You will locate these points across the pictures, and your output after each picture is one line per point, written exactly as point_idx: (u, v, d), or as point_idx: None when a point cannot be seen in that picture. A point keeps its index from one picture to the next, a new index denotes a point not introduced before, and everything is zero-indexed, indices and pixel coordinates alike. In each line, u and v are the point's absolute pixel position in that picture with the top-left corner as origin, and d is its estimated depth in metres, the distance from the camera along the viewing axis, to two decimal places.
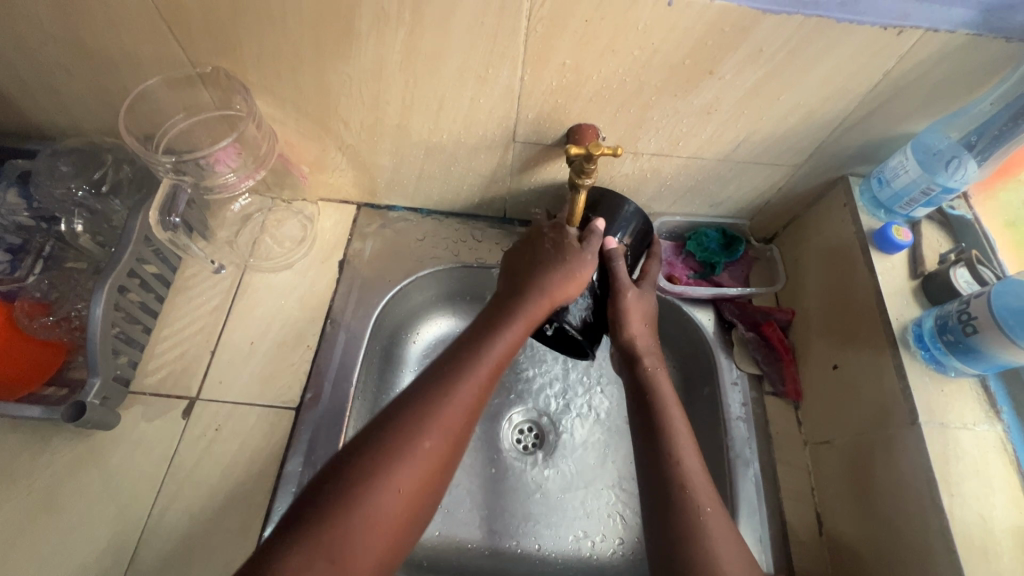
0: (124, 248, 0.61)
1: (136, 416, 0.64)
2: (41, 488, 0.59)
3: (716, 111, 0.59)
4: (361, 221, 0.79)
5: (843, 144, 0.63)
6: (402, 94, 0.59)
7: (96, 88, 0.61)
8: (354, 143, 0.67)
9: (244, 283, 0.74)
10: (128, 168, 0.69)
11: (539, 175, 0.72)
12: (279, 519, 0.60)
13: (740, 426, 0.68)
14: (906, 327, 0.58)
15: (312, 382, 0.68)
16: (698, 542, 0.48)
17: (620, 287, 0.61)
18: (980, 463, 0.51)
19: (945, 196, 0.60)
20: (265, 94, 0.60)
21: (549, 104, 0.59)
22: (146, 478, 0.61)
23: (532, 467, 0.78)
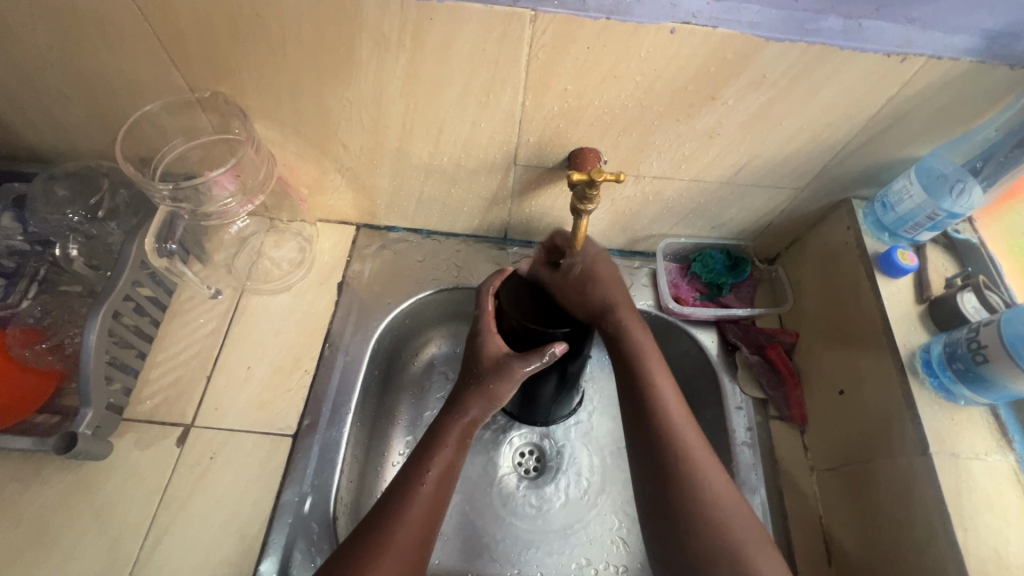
0: (119, 274, 0.60)
1: (130, 444, 0.62)
2: (30, 520, 0.58)
3: (719, 135, 0.58)
4: (360, 242, 0.79)
5: (846, 168, 0.62)
6: (402, 119, 0.59)
7: (93, 113, 0.60)
8: (353, 166, 0.67)
9: (242, 306, 0.73)
10: (125, 192, 0.68)
11: (540, 197, 0.71)
12: (275, 550, 0.58)
13: (745, 451, 0.67)
14: (914, 353, 0.57)
15: (309, 408, 0.67)
16: (714, 520, 0.50)
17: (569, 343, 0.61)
18: (993, 495, 0.50)
19: (950, 221, 0.59)
20: (263, 118, 0.60)
21: (551, 129, 0.59)
22: (139, 508, 0.59)
23: (532, 492, 0.76)
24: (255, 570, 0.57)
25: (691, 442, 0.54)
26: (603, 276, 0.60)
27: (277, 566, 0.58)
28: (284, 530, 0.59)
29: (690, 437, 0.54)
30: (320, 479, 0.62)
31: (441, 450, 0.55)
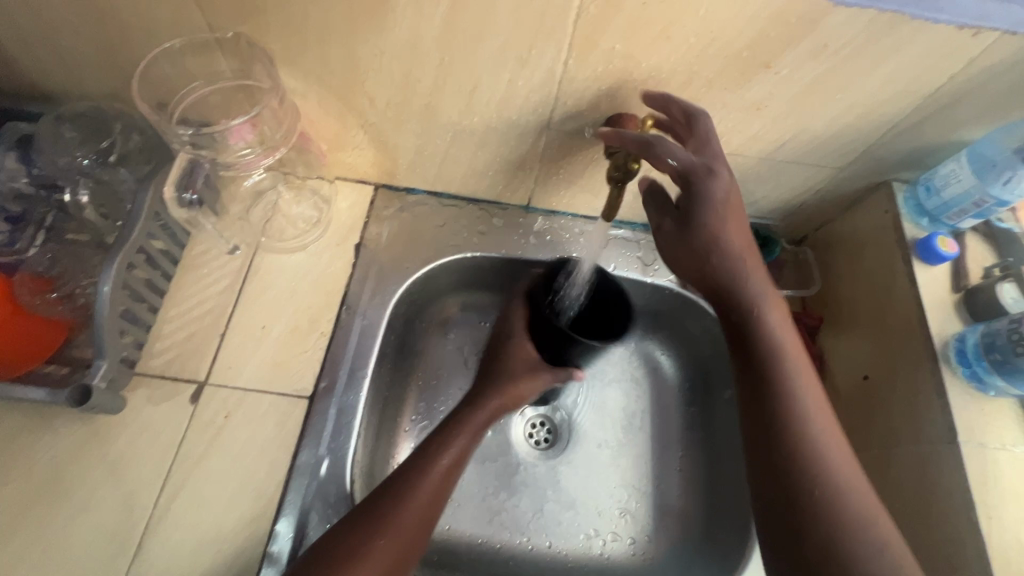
0: (133, 225, 0.58)
1: (142, 399, 0.61)
2: (41, 471, 0.57)
3: (767, 107, 0.56)
4: (379, 203, 0.76)
5: (892, 149, 0.60)
6: (435, 72, 0.56)
7: (104, 51, 0.56)
8: (378, 122, 0.64)
9: (256, 263, 0.70)
10: (138, 137, 0.65)
11: (569, 165, 0.68)
12: (292, 509, 0.58)
13: None
14: (947, 342, 0.56)
15: (326, 370, 0.65)
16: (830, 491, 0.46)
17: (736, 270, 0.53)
18: (1018, 486, 0.50)
19: (997, 209, 0.58)
20: (287, 65, 0.56)
21: (592, 92, 0.56)
22: (153, 464, 0.58)
23: (544, 462, 0.76)
24: (272, 529, 0.57)
25: (825, 430, 0.49)
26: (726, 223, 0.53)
27: (293, 527, 0.57)
28: (301, 491, 0.59)
29: (824, 424, 0.50)
30: (338, 442, 0.62)
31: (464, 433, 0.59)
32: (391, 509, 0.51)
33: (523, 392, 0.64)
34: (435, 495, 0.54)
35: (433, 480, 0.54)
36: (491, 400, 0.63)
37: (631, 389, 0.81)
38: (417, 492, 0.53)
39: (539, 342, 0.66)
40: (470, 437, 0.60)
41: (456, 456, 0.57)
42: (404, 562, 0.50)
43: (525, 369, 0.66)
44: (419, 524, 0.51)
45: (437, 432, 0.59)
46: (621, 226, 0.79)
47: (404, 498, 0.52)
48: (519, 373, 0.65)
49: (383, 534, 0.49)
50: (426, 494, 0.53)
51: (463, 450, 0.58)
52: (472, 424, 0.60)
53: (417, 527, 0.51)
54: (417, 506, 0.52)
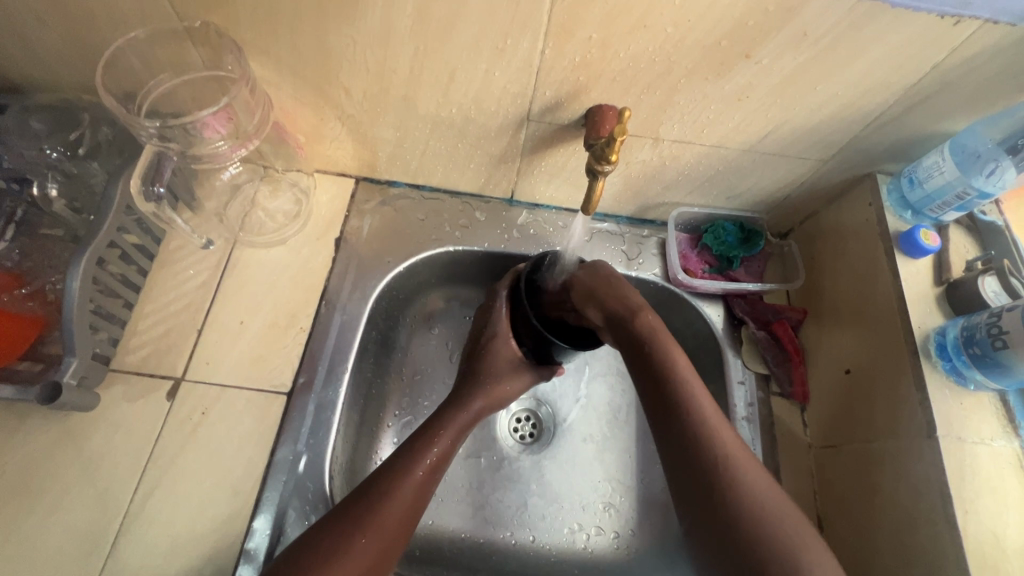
0: (103, 218, 0.56)
1: (117, 396, 0.60)
2: (13, 470, 0.56)
3: (747, 98, 0.55)
4: (359, 197, 0.75)
5: (875, 141, 0.59)
6: (410, 63, 0.55)
7: (70, 41, 0.55)
8: (355, 113, 0.63)
9: (234, 258, 0.69)
10: (108, 129, 0.64)
11: (551, 157, 0.67)
12: (270, 506, 0.57)
13: (744, 426, 0.66)
14: (928, 336, 0.56)
15: (305, 365, 0.65)
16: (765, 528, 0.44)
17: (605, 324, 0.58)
18: (995, 480, 0.50)
19: (980, 201, 0.57)
20: (259, 55, 0.55)
21: (570, 82, 0.55)
22: (128, 462, 0.58)
23: (528, 456, 0.76)
24: (249, 526, 0.56)
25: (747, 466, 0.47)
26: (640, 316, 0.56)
27: (270, 524, 0.57)
28: (279, 487, 0.58)
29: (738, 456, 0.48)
30: (316, 438, 0.61)
31: (447, 431, 0.59)
32: (372, 507, 0.50)
33: (506, 392, 0.64)
34: (417, 495, 0.53)
35: (417, 479, 0.54)
36: (475, 400, 0.62)
37: (616, 383, 0.81)
38: (399, 491, 0.52)
39: (521, 339, 0.65)
40: (453, 436, 0.59)
41: (440, 455, 0.57)
42: (383, 562, 0.49)
43: (512, 371, 0.65)
44: (399, 523, 0.51)
45: (423, 429, 0.59)
46: (606, 219, 0.78)
47: (385, 496, 0.51)
48: (504, 373, 0.64)
49: (366, 531, 0.49)
50: (410, 492, 0.52)
51: (447, 448, 0.58)
52: (455, 424, 0.60)
53: (398, 526, 0.51)
54: (399, 505, 0.51)
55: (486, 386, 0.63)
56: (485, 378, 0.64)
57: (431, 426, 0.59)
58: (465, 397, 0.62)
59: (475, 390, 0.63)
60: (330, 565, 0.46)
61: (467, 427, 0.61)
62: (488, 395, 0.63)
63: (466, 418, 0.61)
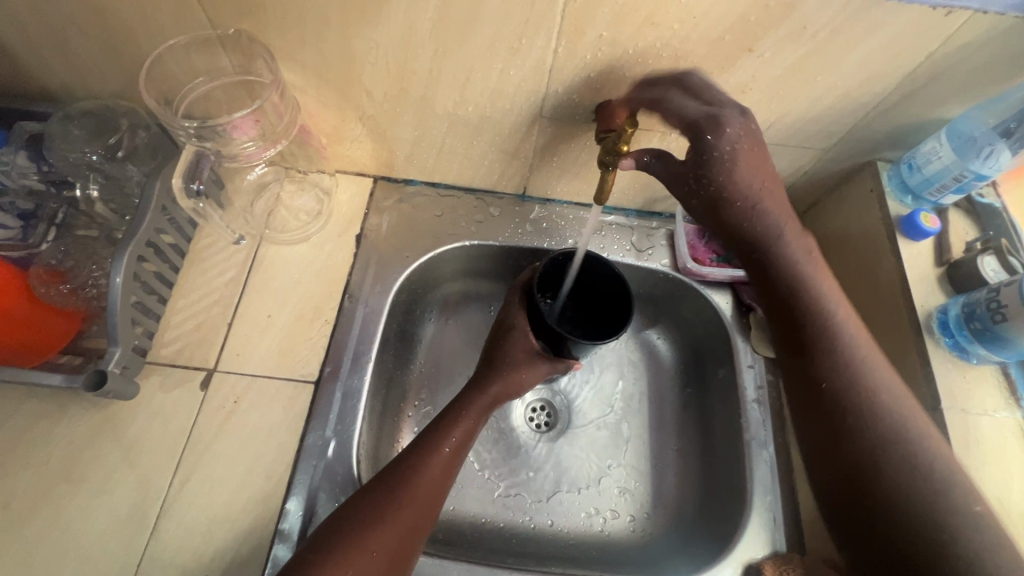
0: (142, 217, 0.60)
1: (154, 386, 0.63)
2: (58, 457, 0.59)
3: (750, 90, 0.57)
4: (378, 195, 0.78)
5: (874, 129, 0.62)
6: (429, 64, 0.58)
7: (109, 51, 0.58)
8: (375, 114, 0.66)
9: (261, 255, 0.72)
10: (144, 133, 0.66)
11: (563, 152, 0.70)
12: (302, 489, 0.60)
13: (755, 409, 0.71)
14: (930, 315, 0.58)
15: (330, 356, 0.67)
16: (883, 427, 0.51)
17: (750, 205, 0.55)
18: (998, 449, 0.52)
19: (977, 183, 0.59)
20: (288, 60, 0.58)
21: (582, 79, 0.58)
22: (166, 448, 0.61)
23: (544, 444, 0.78)
24: (283, 508, 0.59)
25: (867, 361, 0.54)
26: (786, 241, 0.57)
27: (302, 505, 0.59)
28: (310, 472, 0.61)
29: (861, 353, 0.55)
30: (344, 424, 0.64)
31: (468, 414, 0.61)
32: (400, 486, 0.53)
33: (523, 380, 0.66)
34: (445, 472, 0.56)
35: (443, 457, 0.56)
36: (493, 384, 0.64)
37: (628, 372, 0.83)
38: (426, 469, 0.55)
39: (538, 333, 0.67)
40: (480, 416, 0.62)
41: (463, 434, 0.59)
42: (416, 536, 0.52)
43: (528, 359, 0.67)
44: (429, 499, 0.53)
45: (444, 413, 0.61)
46: (615, 213, 0.81)
47: (413, 475, 0.54)
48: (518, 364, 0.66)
49: (403, 503, 0.52)
50: (438, 468, 0.55)
51: (471, 427, 0.60)
52: (479, 404, 0.62)
53: (429, 500, 0.53)
54: (426, 483, 0.54)
55: (501, 368, 0.66)
56: (502, 365, 0.66)
57: (455, 409, 0.61)
58: (486, 381, 0.65)
59: (492, 373, 0.65)
60: (368, 531, 0.49)
61: (490, 409, 0.64)
62: (506, 378, 0.65)
63: (485, 398, 0.63)
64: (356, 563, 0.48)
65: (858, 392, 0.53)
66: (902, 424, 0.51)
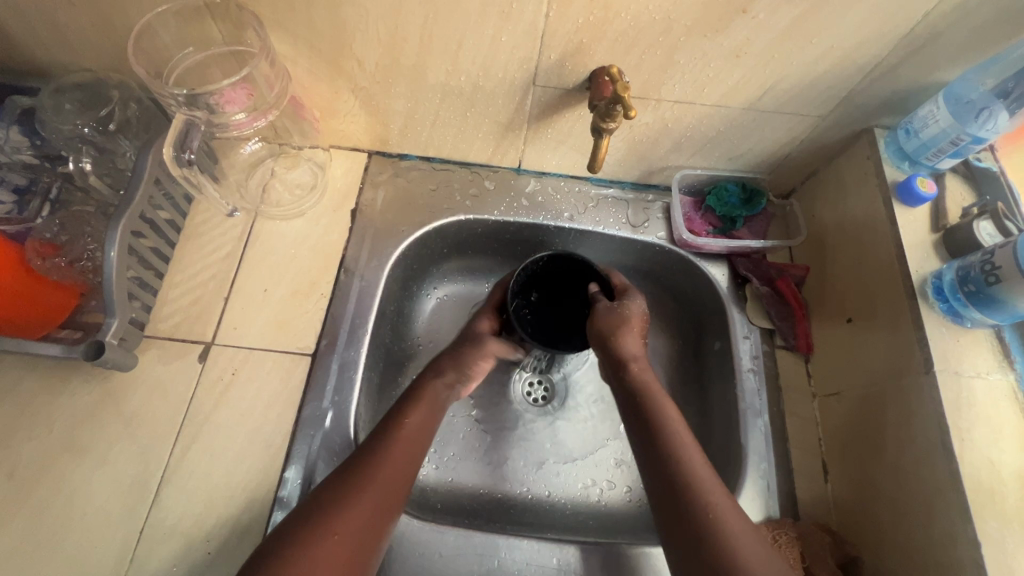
0: (135, 189, 0.59)
1: (153, 359, 0.64)
2: (60, 428, 0.60)
3: (745, 54, 0.57)
4: (373, 170, 0.78)
5: (871, 94, 0.61)
6: (420, 31, 0.57)
7: (98, 23, 0.58)
8: (368, 85, 0.65)
9: (256, 230, 0.73)
10: (136, 106, 0.66)
11: (557, 123, 0.70)
12: (301, 459, 0.61)
13: (750, 377, 0.70)
14: (925, 279, 0.58)
15: (327, 328, 0.68)
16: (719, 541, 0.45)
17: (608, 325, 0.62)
18: (991, 411, 0.52)
19: (974, 146, 0.58)
20: (277, 28, 0.58)
21: (574, 45, 0.57)
22: (165, 419, 0.61)
23: (541, 417, 0.79)
24: (282, 477, 0.60)
25: (708, 492, 0.48)
26: (626, 344, 0.61)
27: (301, 473, 0.60)
28: (308, 442, 0.62)
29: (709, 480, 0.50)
30: (341, 395, 0.64)
31: (434, 390, 0.60)
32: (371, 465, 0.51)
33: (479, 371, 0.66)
34: (416, 440, 0.55)
35: (411, 434, 0.56)
36: (451, 368, 0.63)
37: None
38: (399, 439, 0.54)
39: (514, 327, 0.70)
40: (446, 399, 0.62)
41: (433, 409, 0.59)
42: (387, 519, 0.50)
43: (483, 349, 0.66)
44: (401, 468, 0.53)
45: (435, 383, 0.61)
46: (611, 185, 0.81)
47: (383, 451, 0.53)
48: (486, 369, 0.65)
49: (378, 472, 0.51)
50: (409, 438, 0.55)
51: (436, 406, 0.60)
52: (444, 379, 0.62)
53: (402, 473, 0.53)
54: (393, 463, 0.53)
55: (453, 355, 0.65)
56: (458, 354, 0.65)
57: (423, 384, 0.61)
58: (443, 365, 0.64)
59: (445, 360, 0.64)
60: (342, 505, 0.48)
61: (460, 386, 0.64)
62: (459, 363, 0.64)
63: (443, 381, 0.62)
64: (326, 544, 0.45)
65: (697, 491, 0.48)
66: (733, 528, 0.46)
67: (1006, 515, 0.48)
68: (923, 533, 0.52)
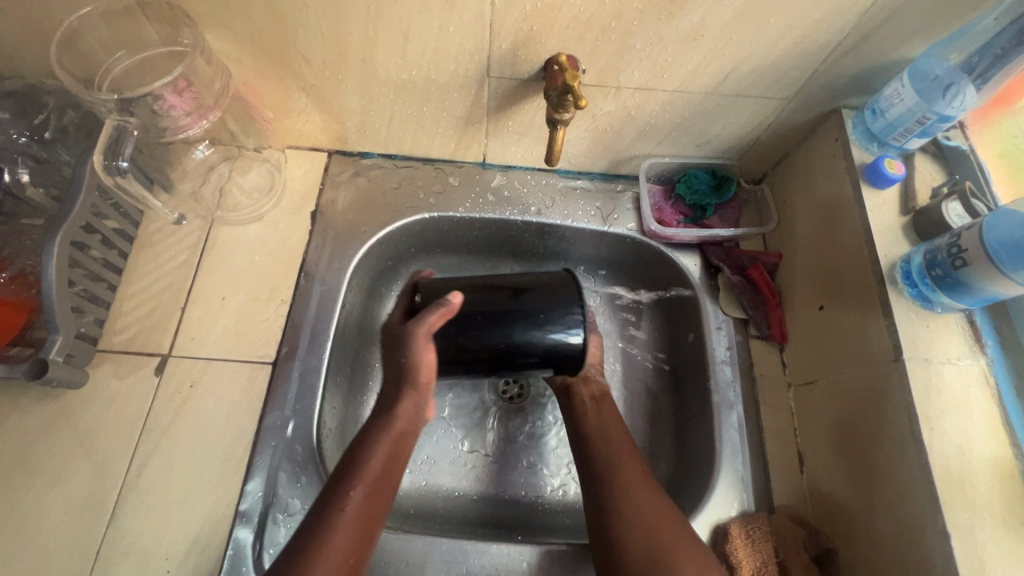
0: (75, 199, 0.57)
1: (107, 374, 0.62)
2: (11, 449, 0.58)
3: (702, 36, 0.54)
4: (333, 169, 0.76)
5: (836, 74, 0.59)
6: (364, 24, 0.55)
7: (26, 28, 0.55)
8: (317, 82, 0.63)
9: (212, 236, 0.70)
10: (72, 113, 0.64)
11: (517, 115, 0.67)
12: (263, 471, 0.59)
13: (724, 368, 0.68)
14: (894, 264, 0.56)
15: (287, 335, 0.66)
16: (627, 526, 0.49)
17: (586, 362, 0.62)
18: (961, 398, 0.51)
19: (941, 125, 0.57)
20: (215, 27, 0.55)
21: (525, 33, 0.55)
22: (121, 435, 0.60)
23: (517, 416, 0.77)
24: (242, 490, 0.59)
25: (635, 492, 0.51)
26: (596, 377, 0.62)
27: (263, 485, 0.59)
28: (269, 453, 0.60)
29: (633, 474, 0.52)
30: (304, 403, 0.63)
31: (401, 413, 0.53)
32: (338, 501, 0.48)
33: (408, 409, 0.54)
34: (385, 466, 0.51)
35: (377, 463, 0.50)
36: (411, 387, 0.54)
37: None
38: (369, 462, 0.50)
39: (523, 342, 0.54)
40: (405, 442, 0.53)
41: (400, 432, 0.53)
42: (362, 556, 0.47)
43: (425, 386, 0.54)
44: (376, 497, 0.49)
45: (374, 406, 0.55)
46: (579, 176, 0.79)
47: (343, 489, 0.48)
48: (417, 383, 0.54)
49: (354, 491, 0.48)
50: (375, 465, 0.50)
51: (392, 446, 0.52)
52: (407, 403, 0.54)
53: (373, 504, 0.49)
54: (369, 489, 0.49)
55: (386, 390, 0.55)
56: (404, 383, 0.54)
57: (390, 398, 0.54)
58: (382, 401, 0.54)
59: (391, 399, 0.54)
60: (317, 548, 0.45)
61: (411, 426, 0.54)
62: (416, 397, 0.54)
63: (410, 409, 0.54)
64: (326, 565, 0.44)
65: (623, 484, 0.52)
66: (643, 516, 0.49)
67: (976, 505, 0.47)
68: (893, 523, 0.51)
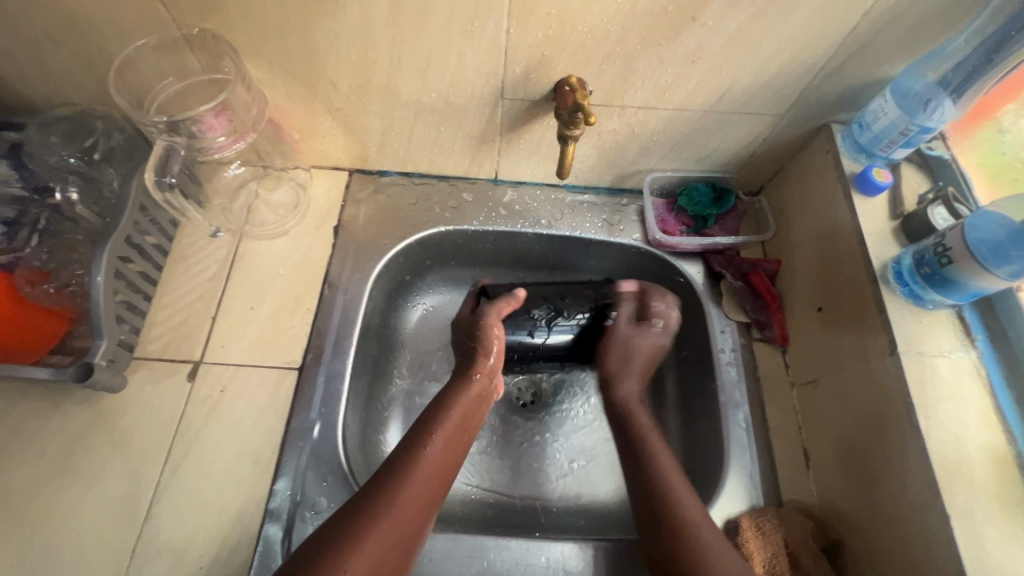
0: (121, 214, 0.62)
1: (142, 380, 0.65)
2: (51, 451, 0.61)
3: (700, 59, 0.59)
4: (354, 187, 0.80)
5: (824, 92, 0.64)
6: (390, 52, 0.60)
7: (81, 59, 0.60)
8: (343, 105, 0.68)
9: (241, 250, 0.75)
10: (119, 136, 0.69)
11: (528, 134, 0.72)
12: (291, 471, 0.62)
13: (729, 370, 0.71)
14: (886, 266, 0.60)
15: (312, 342, 0.69)
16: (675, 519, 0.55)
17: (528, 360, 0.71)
18: (955, 389, 0.54)
19: (923, 136, 0.61)
20: (254, 56, 0.60)
21: (536, 58, 0.60)
22: (156, 438, 0.63)
23: (531, 421, 0.80)
24: (271, 489, 0.61)
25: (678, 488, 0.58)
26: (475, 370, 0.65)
27: (290, 484, 0.61)
28: (296, 454, 0.63)
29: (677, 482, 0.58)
30: (329, 406, 0.66)
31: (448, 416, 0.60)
32: (389, 479, 0.53)
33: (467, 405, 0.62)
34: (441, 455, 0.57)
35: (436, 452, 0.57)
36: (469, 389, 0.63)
37: None
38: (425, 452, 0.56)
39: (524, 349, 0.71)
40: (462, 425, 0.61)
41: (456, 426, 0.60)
42: (419, 531, 0.52)
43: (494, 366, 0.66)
44: (428, 479, 0.55)
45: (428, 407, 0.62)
46: (586, 191, 0.83)
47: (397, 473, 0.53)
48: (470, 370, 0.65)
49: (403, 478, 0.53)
50: (432, 456, 0.56)
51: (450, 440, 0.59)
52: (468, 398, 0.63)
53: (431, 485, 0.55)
54: (424, 473, 0.55)
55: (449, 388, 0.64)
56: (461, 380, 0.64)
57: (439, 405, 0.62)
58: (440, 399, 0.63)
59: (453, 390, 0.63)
60: (368, 527, 0.48)
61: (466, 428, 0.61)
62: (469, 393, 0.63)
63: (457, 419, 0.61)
64: (382, 525, 0.49)
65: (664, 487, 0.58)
66: (687, 509, 0.55)
67: (973, 488, 0.49)
68: (897, 510, 0.54)
